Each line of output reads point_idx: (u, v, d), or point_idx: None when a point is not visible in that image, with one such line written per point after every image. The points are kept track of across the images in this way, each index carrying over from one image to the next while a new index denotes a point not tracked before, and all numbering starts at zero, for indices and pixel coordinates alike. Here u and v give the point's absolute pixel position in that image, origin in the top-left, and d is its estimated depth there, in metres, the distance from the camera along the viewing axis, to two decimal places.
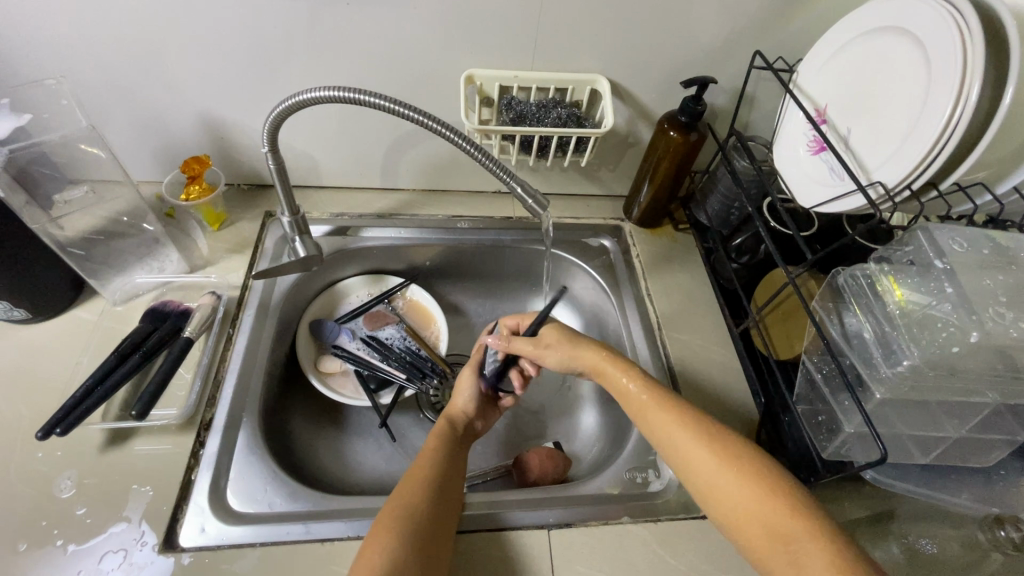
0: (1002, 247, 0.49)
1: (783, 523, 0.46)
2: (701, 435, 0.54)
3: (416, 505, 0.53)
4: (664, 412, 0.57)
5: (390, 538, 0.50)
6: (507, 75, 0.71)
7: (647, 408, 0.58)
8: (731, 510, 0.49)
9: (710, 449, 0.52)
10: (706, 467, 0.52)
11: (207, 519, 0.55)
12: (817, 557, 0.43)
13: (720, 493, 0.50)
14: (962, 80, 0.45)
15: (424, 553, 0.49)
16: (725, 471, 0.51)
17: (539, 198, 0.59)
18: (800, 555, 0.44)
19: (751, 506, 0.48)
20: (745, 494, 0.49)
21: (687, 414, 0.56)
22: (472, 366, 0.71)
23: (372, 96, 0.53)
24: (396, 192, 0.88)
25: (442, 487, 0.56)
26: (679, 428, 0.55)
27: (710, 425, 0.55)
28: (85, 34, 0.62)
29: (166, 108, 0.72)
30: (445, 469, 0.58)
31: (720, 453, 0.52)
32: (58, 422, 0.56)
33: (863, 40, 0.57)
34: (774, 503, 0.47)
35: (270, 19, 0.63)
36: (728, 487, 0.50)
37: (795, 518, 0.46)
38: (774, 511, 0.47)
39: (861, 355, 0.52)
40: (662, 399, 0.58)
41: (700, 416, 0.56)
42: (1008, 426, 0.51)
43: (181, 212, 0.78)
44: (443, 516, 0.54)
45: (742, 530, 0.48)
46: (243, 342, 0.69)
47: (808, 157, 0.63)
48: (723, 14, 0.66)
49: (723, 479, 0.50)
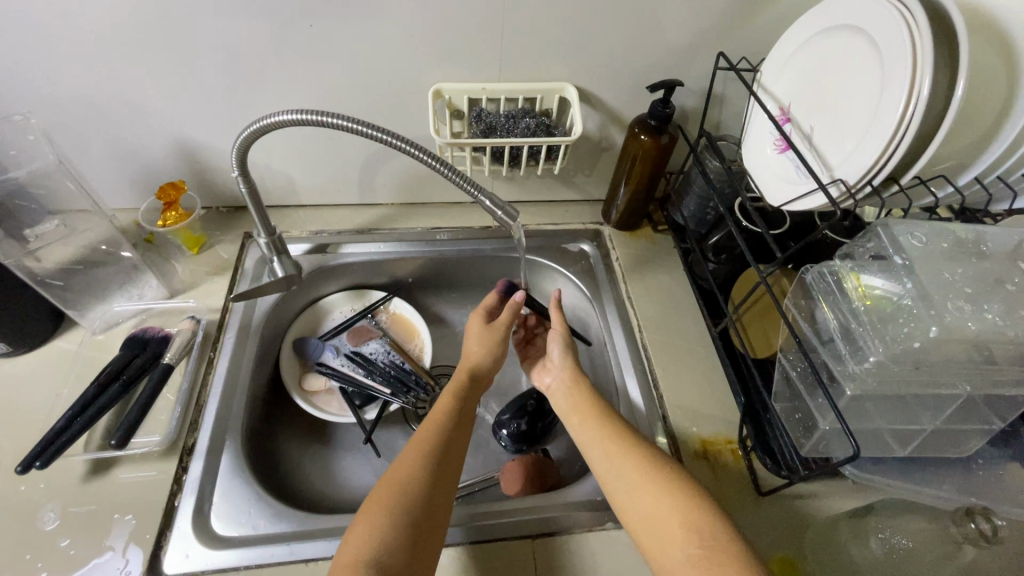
0: (961, 238, 0.50)
1: (700, 521, 0.49)
2: (629, 444, 0.57)
3: (417, 476, 0.53)
4: (597, 425, 0.60)
5: (383, 509, 0.50)
6: (474, 88, 0.71)
7: (586, 418, 0.62)
8: (650, 515, 0.51)
9: (636, 457, 0.56)
10: (629, 473, 0.55)
11: (192, 546, 0.55)
12: (724, 556, 0.46)
13: (647, 495, 0.52)
14: (913, 75, 0.45)
15: (420, 530, 0.49)
16: (645, 476, 0.54)
17: (508, 209, 0.60)
18: (712, 555, 0.46)
19: (671, 509, 0.50)
20: (666, 498, 0.51)
21: (616, 426, 0.60)
22: (477, 316, 0.71)
23: (335, 117, 0.54)
24: (374, 207, 0.88)
25: (447, 456, 0.56)
26: (608, 436, 0.59)
27: (642, 438, 0.59)
28: (52, 67, 0.63)
29: (139, 135, 0.72)
30: (453, 433, 0.59)
31: (642, 462, 0.55)
32: (37, 456, 0.56)
33: (820, 39, 0.58)
34: (692, 506, 0.50)
35: (234, 41, 0.64)
36: (646, 492, 0.53)
37: (713, 520, 0.49)
38: (698, 511, 0.50)
39: (830, 351, 0.52)
40: (595, 409, 0.62)
41: (632, 430, 0.59)
42: (982, 416, 0.52)
43: (160, 237, 0.79)
44: (445, 491, 0.54)
45: (660, 533, 0.50)
46: (224, 365, 0.69)
47: (776, 155, 0.63)
48: (684, 18, 0.67)
49: (646, 481, 0.53)
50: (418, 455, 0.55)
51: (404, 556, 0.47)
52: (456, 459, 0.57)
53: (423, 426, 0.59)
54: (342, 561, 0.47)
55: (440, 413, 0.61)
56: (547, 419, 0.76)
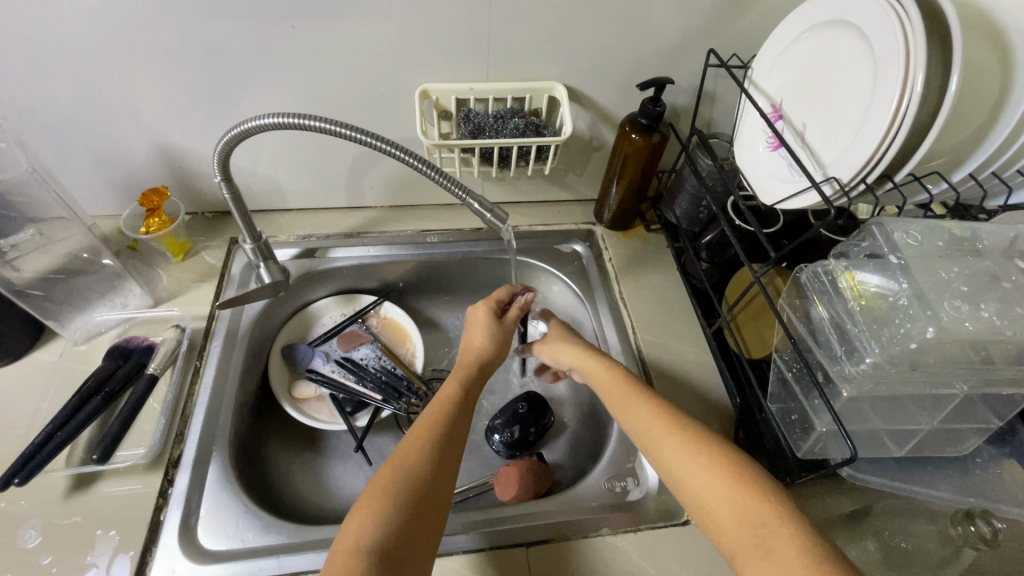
0: (956, 236, 0.50)
1: (751, 505, 0.46)
2: (673, 427, 0.54)
3: (416, 469, 0.51)
4: (642, 407, 0.57)
5: (383, 498, 0.48)
6: (461, 88, 0.70)
7: (624, 402, 0.59)
8: (703, 501, 0.49)
9: (681, 439, 0.53)
10: (676, 457, 0.52)
11: (178, 561, 0.54)
12: (783, 538, 0.42)
13: (694, 481, 0.50)
14: (906, 70, 0.45)
15: (419, 521, 0.48)
16: (691, 459, 0.51)
17: (497, 211, 0.59)
18: (768, 538, 0.43)
19: (719, 493, 0.48)
20: (716, 482, 0.48)
21: (661, 408, 0.57)
22: (486, 304, 0.69)
23: (317, 120, 0.53)
24: (363, 210, 0.87)
25: (450, 444, 0.54)
26: (653, 418, 0.56)
27: (686, 418, 0.56)
28: (25, 70, 0.61)
29: (119, 141, 0.70)
30: (456, 423, 0.57)
31: (692, 445, 0.52)
32: (16, 472, 0.55)
33: (811, 34, 0.57)
34: (740, 489, 0.47)
35: (215, 44, 0.62)
36: (695, 476, 0.50)
37: (763, 504, 0.45)
38: (746, 495, 0.47)
39: (825, 351, 0.52)
40: (635, 392, 0.59)
41: (675, 411, 0.57)
42: (978, 414, 0.52)
43: (144, 244, 0.78)
44: (447, 481, 0.52)
45: (714, 520, 0.47)
46: (210, 374, 0.67)
47: (768, 153, 0.62)
48: (673, 15, 0.66)
49: (692, 464, 0.51)
50: (421, 442, 0.53)
51: (401, 547, 0.46)
52: (458, 448, 0.55)
53: (427, 415, 0.57)
54: (338, 550, 0.45)
55: (445, 402, 0.59)
56: (541, 423, 0.75)
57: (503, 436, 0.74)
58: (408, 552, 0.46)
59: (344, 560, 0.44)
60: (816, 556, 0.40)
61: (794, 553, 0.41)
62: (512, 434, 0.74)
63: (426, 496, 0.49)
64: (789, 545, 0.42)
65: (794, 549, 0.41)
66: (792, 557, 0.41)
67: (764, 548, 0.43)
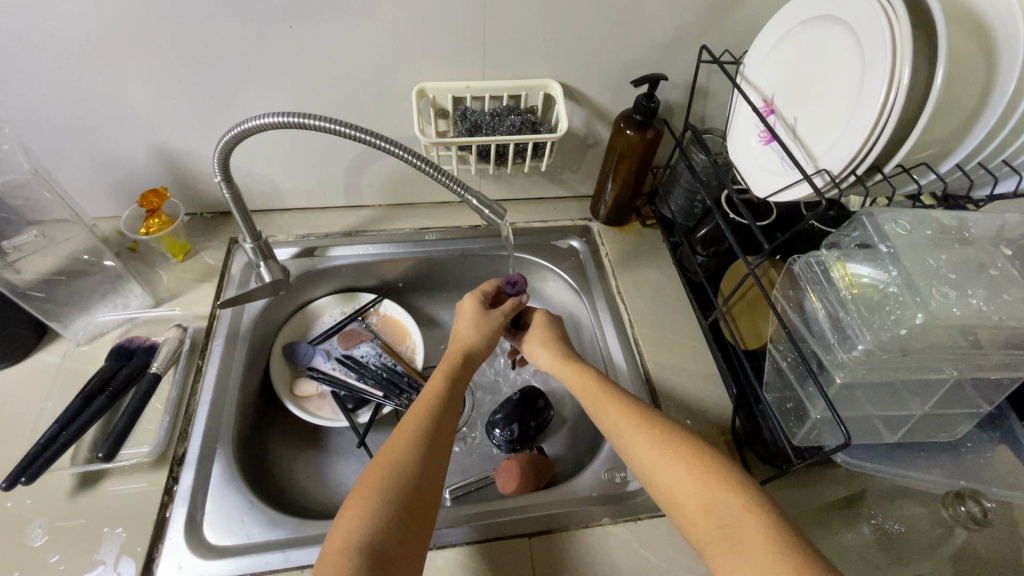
0: (945, 225, 0.51)
1: (721, 500, 0.47)
2: (642, 422, 0.55)
3: (403, 468, 0.51)
4: (611, 403, 0.58)
5: (368, 500, 0.48)
6: (459, 86, 0.71)
7: (598, 401, 0.59)
8: (672, 494, 0.50)
9: (652, 433, 0.54)
10: (647, 452, 0.53)
11: (184, 557, 0.54)
12: (751, 531, 0.44)
13: (665, 477, 0.51)
14: (893, 63, 0.46)
15: (410, 519, 0.48)
16: (663, 455, 0.52)
17: (495, 207, 0.59)
18: (737, 531, 0.45)
19: (691, 489, 0.49)
20: (686, 475, 0.50)
21: (631, 405, 0.57)
22: (473, 297, 0.69)
23: (317, 119, 0.53)
24: (362, 210, 0.87)
25: (438, 439, 0.55)
26: (624, 416, 0.56)
27: (656, 414, 0.56)
28: (23, 73, 0.61)
29: (118, 142, 0.71)
30: (442, 419, 0.57)
31: (660, 439, 0.53)
32: (22, 471, 0.55)
33: (800, 30, 0.58)
34: (711, 484, 0.48)
35: (213, 44, 0.63)
36: (663, 470, 0.51)
37: (730, 493, 0.47)
38: (718, 490, 0.48)
39: (819, 339, 0.53)
40: (606, 389, 0.60)
41: (645, 408, 0.57)
42: (970, 399, 0.53)
43: (144, 246, 0.78)
44: (435, 478, 0.52)
45: (683, 512, 0.49)
46: (213, 373, 0.68)
47: (760, 147, 0.63)
48: (666, 12, 0.67)
49: (663, 461, 0.52)
50: (405, 442, 0.53)
51: (392, 546, 0.46)
52: (445, 444, 0.55)
53: (412, 411, 0.57)
54: (328, 550, 0.45)
55: (431, 398, 0.58)
56: (539, 417, 0.76)
57: (501, 432, 0.75)
58: (402, 550, 0.47)
59: (336, 560, 0.44)
60: (783, 547, 0.43)
61: (762, 545, 0.43)
62: (509, 428, 0.75)
63: (412, 494, 0.50)
64: (757, 536, 0.44)
65: (761, 541, 0.43)
66: (761, 549, 0.43)
67: (734, 541, 0.44)
